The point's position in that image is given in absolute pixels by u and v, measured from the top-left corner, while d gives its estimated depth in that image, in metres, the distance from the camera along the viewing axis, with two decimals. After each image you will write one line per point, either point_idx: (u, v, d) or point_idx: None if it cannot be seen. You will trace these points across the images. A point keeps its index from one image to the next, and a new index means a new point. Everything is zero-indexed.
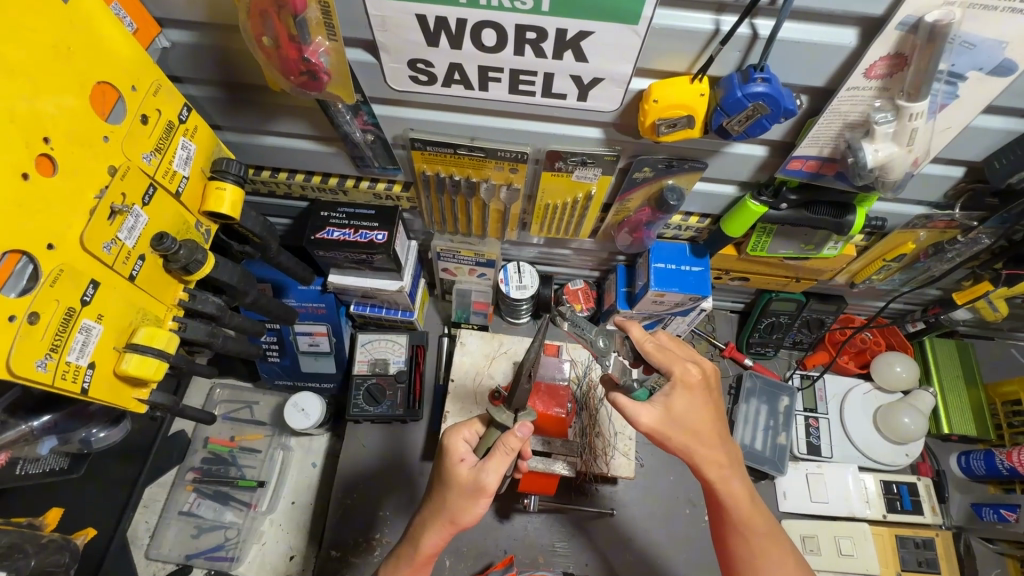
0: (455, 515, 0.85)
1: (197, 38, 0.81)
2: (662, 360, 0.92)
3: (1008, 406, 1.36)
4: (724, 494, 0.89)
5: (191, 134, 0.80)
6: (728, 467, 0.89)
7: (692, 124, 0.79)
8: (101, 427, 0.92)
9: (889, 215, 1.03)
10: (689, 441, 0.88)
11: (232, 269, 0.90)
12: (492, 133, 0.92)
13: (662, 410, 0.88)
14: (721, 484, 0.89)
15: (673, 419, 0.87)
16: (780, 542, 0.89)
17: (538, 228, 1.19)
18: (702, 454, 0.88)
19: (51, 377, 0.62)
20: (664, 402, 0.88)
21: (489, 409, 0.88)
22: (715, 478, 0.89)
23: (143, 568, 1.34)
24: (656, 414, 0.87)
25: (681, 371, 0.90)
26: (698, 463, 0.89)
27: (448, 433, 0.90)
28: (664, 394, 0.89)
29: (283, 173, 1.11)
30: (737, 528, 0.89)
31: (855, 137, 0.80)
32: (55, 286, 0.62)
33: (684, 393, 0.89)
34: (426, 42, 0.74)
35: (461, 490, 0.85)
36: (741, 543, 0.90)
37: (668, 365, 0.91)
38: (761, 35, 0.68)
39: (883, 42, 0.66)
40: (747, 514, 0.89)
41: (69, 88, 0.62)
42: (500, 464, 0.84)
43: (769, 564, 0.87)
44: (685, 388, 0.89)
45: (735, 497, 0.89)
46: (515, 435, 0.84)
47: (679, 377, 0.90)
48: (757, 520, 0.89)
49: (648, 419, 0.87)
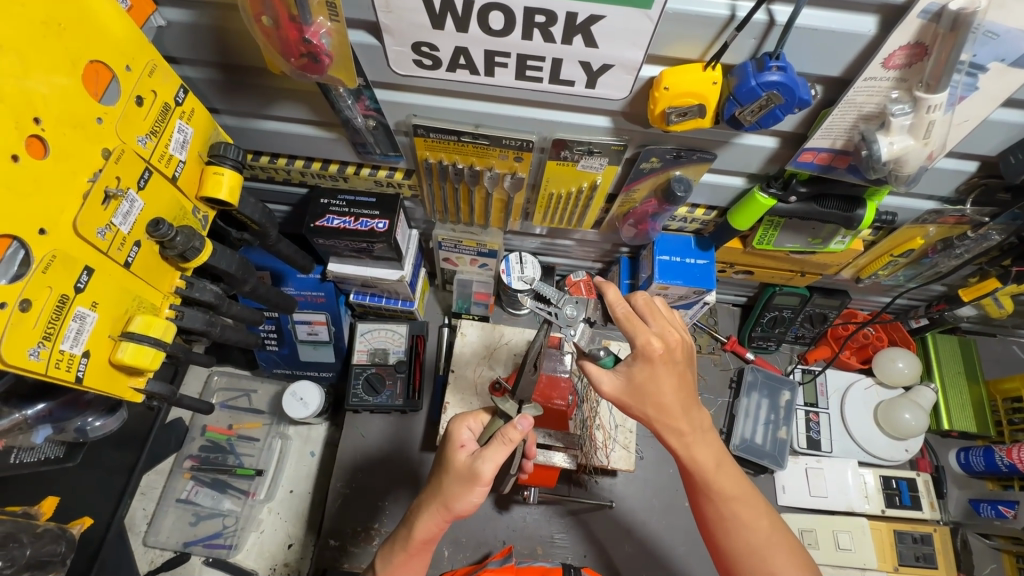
0: (449, 500, 0.83)
1: (193, 17, 0.78)
2: (626, 328, 0.83)
3: (1009, 403, 1.36)
4: (688, 461, 0.87)
5: (188, 116, 0.78)
6: (690, 434, 0.87)
7: (703, 113, 0.77)
8: (97, 416, 0.90)
9: (900, 209, 1.02)
10: (649, 409, 0.85)
11: (230, 257, 0.88)
12: (497, 120, 0.90)
13: (625, 380, 0.85)
14: (684, 451, 0.87)
15: (635, 389, 0.85)
16: (750, 506, 0.87)
17: (542, 218, 1.17)
18: (666, 423, 0.86)
19: (45, 366, 0.60)
20: (626, 371, 0.85)
21: (495, 398, 0.91)
22: (677, 445, 0.87)
23: (141, 555, 1.34)
24: (618, 383, 0.86)
25: (644, 342, 0.82)
26: (659, 430, 0.87)
27: (454, 421, 0.91)
28: (627, 364, 0.85)
29: (282, 159, 1.09)
30: (704, 492, 0.88)
31: (870, 129, 0.78)
32: (48, 273, 0.60)
33: (646, 364, 0.83)
34: (431, 25, 0.72)
35: (457, 475, 0.84)
36: (710, 509, 0.88)
37: (632, 336, 0.82)
38: (778, 21, 0.66)
39: (904, 30, 0.64)
40: (713, 479, 0.87)
41: (60, 66, 0.59)
42: (497, 453, 0.82)
43: (736, 528, 0.86)
44: (646, 361, 0.82)
45: (699, 462, 0.87)
46: (515, 428, 0.83)
47: (640, 350, 0.82)
48: (723, 486, 0.87)
49: (611, 388, 0.86)
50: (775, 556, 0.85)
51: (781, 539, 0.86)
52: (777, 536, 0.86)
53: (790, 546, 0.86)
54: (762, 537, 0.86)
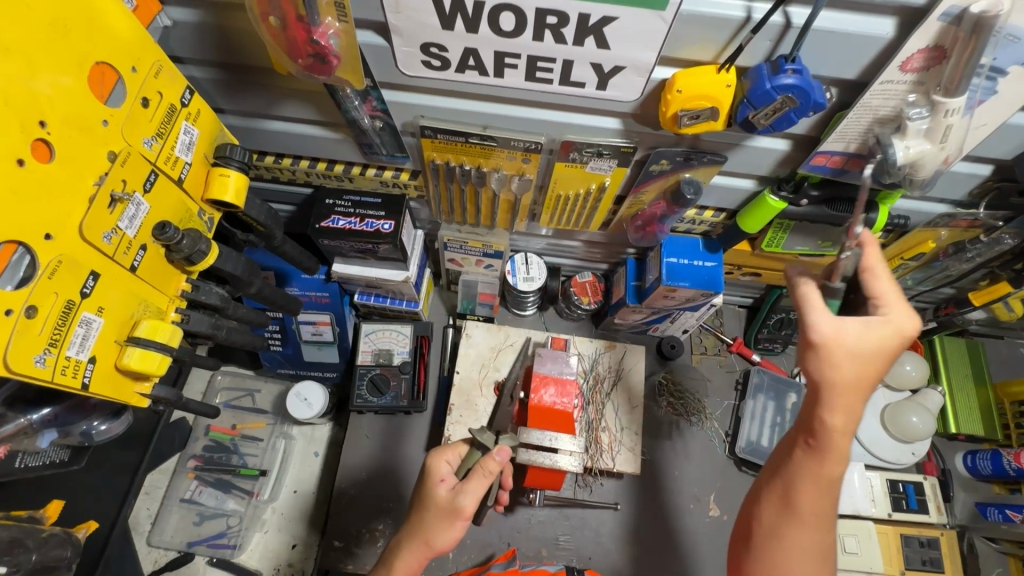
0: (430, 536, 0.84)
1: (199, 16, 0.77)
2: (891, 287, 0.68)
3: (1017, 406, 1.35)
4: (833, 448, 0.71)
5: (193, 117, 0.77)
6: (853, 421, 0.70)
7: (716, 116, 0.76)
8: (102, 419, 0.89)
9: (912, 212, 1.00)
10: (841, 381, 0.68)
11: (236, 259, 0.87)
12: (504, 121, 0.89)
13: (839, 330, 0.67)
14: (837, 435, 0.70)
15: (840, 344, 0.67)
16: (828, 523, 0.76)
17: (549, 220, 1.16)
18: (839, 394, 0.68)
19: (51, 374, 0.60)
20: (866, 325, 0.67)
21: (471, 429, 0.89)
22: (836, 425, 0.70)
23: (144, 555, 1.33)
24: (828, 330, 0.67)
25: (903, 309, 0.67)
26: (830, 403, 0.69)
27: (431, 455, 0.91)
28: (855, 315, 0.69)
29: (287, 159, 1.08)
30: (809, 481, 0.74)
31: (885, 132, 0.77)
32: (54, 278, 0.59)
33: (865, 318, 0.68)
34: (440, 25, 0.71)
35: (439, 511, 0.85)
36: (807, 497, 0.75)
37: (869, 283, 0.69)
38: (794, 24, 0.65)
39: (923, 33, 0.63)
40: (831, 480, 0.73)
41: (65, 67, 0.58)
42: (477, 486, 0.83)
43: (801, 525, 0.76)
44: (888, 323, 0.67)
45: (839, 454, 0.72)
46: (492, 459, 0.83)
47: (875, 303, 0.68)
48: (830, 491, 0.74)
49: (823, 331, 0.67)
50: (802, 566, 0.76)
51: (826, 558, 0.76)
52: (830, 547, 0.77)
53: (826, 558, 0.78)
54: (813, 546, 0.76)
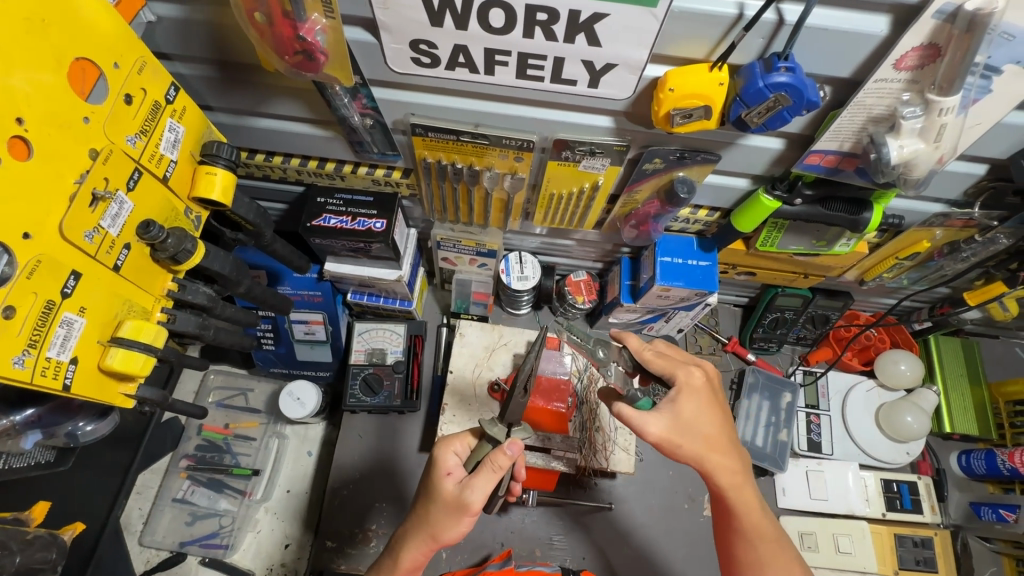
0: (437, 531, 0.82)
1: (184, 12, 0.76)
2: (664, 366, 0.87)
3: (1011, 405, 1.36)
4: (736, 503, 0.83)
5: (179, 115, 0.76)
6: (740, 473, 0.84)
7: (708, 114, 0.75)
8: (89, 420, 0.89)
9: (907, 212, 1.00)
10: (699, 447, 0.82)
11: (224, 258, 0.86)
12: (496, 119, 0.88)
13: (670, 418, 0.83)
14: (731, 491, 0.83)
15: (682, 425, 0.83)
16: (791, 558, 0.82)
17: (542, 218, 1.15)
18: (712, 460, 0.83)
19: (30, 375, 0.59)
20: (671, 408, 0.83)
21: (481, 421, 0.85)
22: (726, 485, 0.83)
23: (137, 555, 1.33)
24: (664, 423, 0.82)
25: (685, 375, 0.85)
26: (707, 469, 0.83)
27: (438, 445, 0.87)
28: (670, 400, 0.84)
29: (278, 157, 1.07)
30: (739, 536, 0.85)
31: (880, 131, 0.76)
32: (33, 278, 0.58)
33: (691, 396, 0.84)
34: (429, 22, 0.69)
35: (446, 505, 0.82)
36: (745, 552, 0.84)
37: (671, 371, 0.86)
38: (787, 21, 0.64)
39: (918, 31, 0.62)
40: (760, 525, 0.83)
41: (44, 63, 0.57)
42: (486, 481, 0.80)
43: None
44: (691, 392, 0.84)
45: (746, 505, 0.83)
46: (504, 453, 0.80)
47: (684, 382, 0.85)
48: (768, 531, 0.83)
49: (656, 428, 0.82)
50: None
51: None
52: None
53: None
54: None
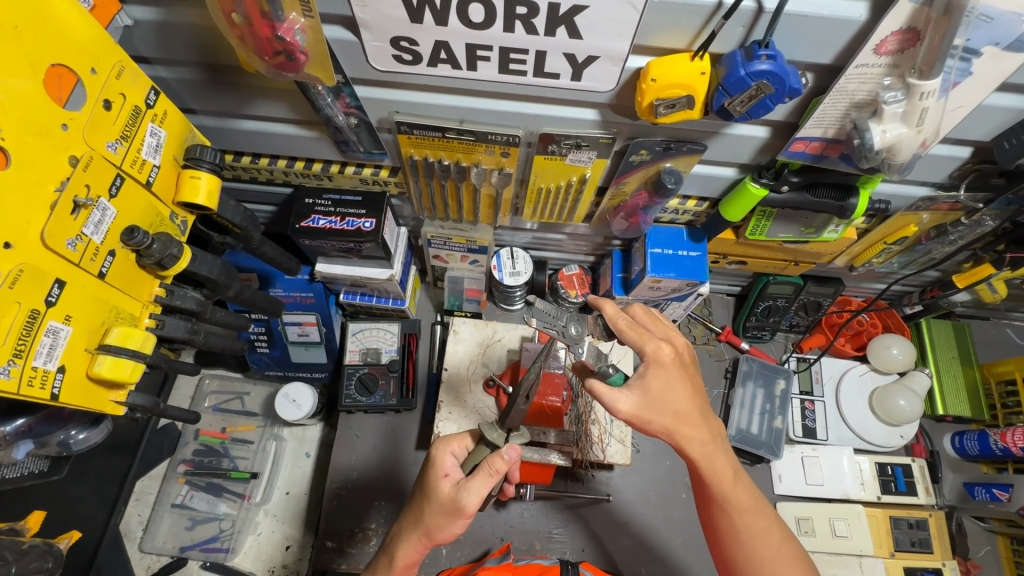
0: (431, 529, 0.83)
1: (162, 15, 0.75)
2: (635, 338, 0.86)
3: (1003, 386, 1.36)
4: (708, 473, 0.84)
5: (160, 119, 0.75)
6: (710, 443, 0.84)
7: (692, 104, 0.76)
8: (80, 428, 0.89)
9: (893, 197, 1.00)
10: (669, 421, 0.82)
11: (212, 262, 0.86)
12: (481, 115, 0.88)
13: (639, 395, 0.82)
14: (702, 462, 0.84)
15: (651, 402, 0.82)
16: (765, 520, 0.85)
17: (532, 213, 1.15)
18: (684, 434, 0.83)
19: (17, 385, 0.59)
20: (641, 384, 0.83)
21: (481, 424, 0.85)
22: (696, 456, 0.84)
23: (138, 561, 1.33)
24: (634, 399, 0.82)
25: (654, 348, 0.84)
26: (678, 442, 0.83)
27: (437, 444, 0.88)
28: (639, 376, 0.83)
29: (264, 159, 1.07)
30: (720, 508, 0.85)
31: (862, 117, 0.76)
32: (16, 287, 0.58)
33: (659, 372, 0.83)
34: (410, 19, 0.69)
35: (441, 506, 0.82)
36: (725, 522, 0.85)
37: (640, 343, 0.85)
38: (766, 8, 0.64)
39: (897, 15, 0.62)
40: (734, 493, 0.84)
41: (19, 71, 0.57)
42: (481, 485, 0.80)
43: (752, 541, 0.84)
44: (659, 365, 0.83)
45: (718, 474, 0.84)
46: (502, 458, 0.80)
47: (652, 356, 0.84)
48: (741, 497, 0.85)
49: (626, 405, 0.81)
50: (784, 570, 0.83)
51: (791, 558, 0.84)
52: (785, 548, 0.84)
53: (798, 555, 0.85)
54: (772, 551, 0.84)
